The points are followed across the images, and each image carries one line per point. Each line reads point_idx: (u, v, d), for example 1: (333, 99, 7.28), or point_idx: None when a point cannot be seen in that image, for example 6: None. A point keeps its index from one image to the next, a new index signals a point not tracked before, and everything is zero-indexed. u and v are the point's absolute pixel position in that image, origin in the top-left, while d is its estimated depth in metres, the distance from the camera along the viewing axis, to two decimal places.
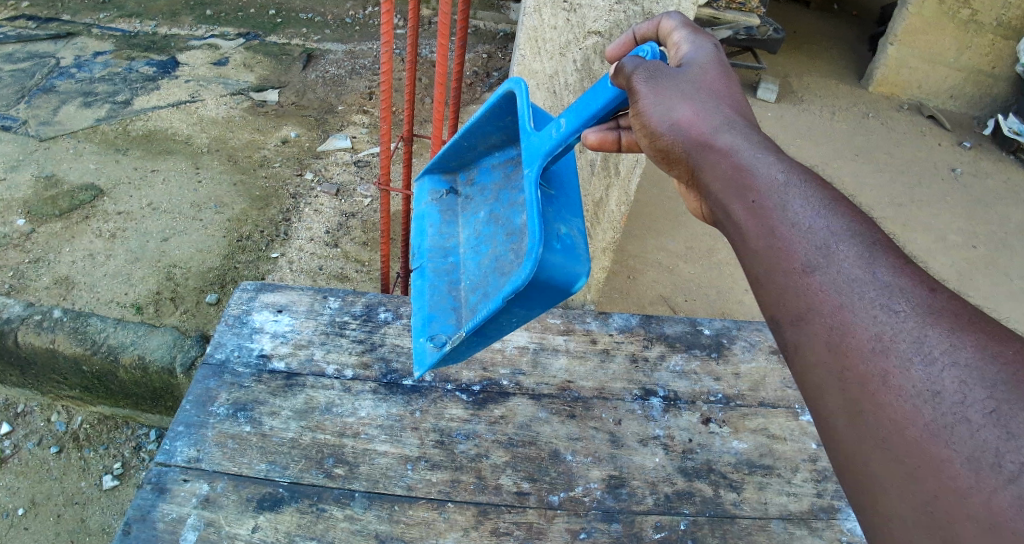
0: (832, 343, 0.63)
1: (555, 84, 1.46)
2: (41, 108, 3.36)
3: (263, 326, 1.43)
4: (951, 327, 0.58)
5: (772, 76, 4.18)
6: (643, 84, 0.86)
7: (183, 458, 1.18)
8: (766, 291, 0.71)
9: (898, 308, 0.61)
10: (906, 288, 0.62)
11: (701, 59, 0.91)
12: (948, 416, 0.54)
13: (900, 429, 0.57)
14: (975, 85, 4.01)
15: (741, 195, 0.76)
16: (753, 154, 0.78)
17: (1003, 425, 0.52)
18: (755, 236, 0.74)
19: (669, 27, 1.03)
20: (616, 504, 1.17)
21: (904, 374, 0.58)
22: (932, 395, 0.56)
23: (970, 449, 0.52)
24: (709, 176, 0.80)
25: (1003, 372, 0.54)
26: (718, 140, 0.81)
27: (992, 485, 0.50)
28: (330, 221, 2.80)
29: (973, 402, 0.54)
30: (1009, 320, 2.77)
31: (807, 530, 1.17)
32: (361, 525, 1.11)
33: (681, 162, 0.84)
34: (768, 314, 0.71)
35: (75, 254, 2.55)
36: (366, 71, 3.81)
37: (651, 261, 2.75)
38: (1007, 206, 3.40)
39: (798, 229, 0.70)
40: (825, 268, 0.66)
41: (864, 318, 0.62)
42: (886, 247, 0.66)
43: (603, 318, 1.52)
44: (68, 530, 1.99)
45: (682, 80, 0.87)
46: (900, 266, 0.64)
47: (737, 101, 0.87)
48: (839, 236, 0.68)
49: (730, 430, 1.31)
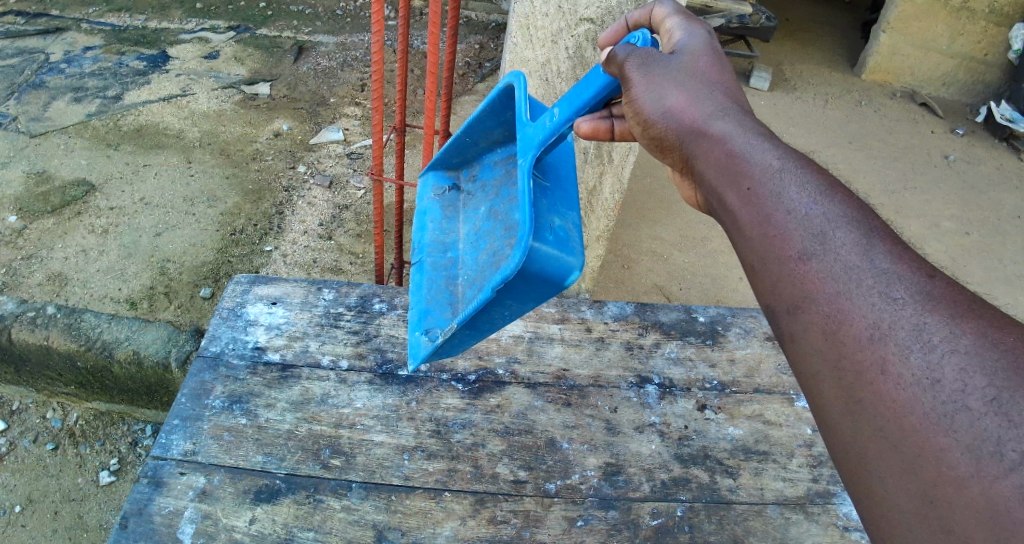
0: (828, 331, 0.62)
1: (547, 72, 1.45)
2: (31, 104, 3.34)
3: (257, 319, 1.42)
4: (951, 315, 0.56)
5: (765, 64, 4.18)
6: (636, 71, 0.87)
7: (179, 452, 1.17)
8: (761, 281, 0.71)
9: (897, 295, 0.59)
10: (904, 275, 0.61)
11: (694, 46, 0.91)
12: (948, 405, 0.53)
13: (897, 419, 0.56)
14: (968, 72, 4.01)
15: (734, 183, 0.75)
16: (747, 141, 0.77)
17: (1004, 413, 0.50)
18: (750, 225, 0.73)
19: (662, 14, 1.02)
20: (613, 492, 1.17)
21: (902, 362, 0.56)
22: (932, 383, 0.54)
23: (970, 438, 0.51)
24: (702, 163, 0.80)
25: (1003, 359, 0.53)
26: (711, 126, 0.80)
27: (992, 474, 0.49)
28: (324, 214, 2.80)
29: (974, 390, 0.52)
30: (1002, 306, 2.79)
31: (803, 514, 1.17)
32: (359, 515, 1.11)
33: (675, 149, 0.84)
34: (763, 303, 0.71)
35: (68, 250, 2.54)
36: (358, 63, 3.79)
37: (645, 249, 2.75)
38: (1000, 192, 3.41)
39: (794, 216, 0.69)
40: (822, 256, 0.65)
41: (862, 305, 0.61)
42: (883, 233, 0.65)
43: (598, 306, 1.52)
44: (66, 526, 1.99)
45: (673, 69, 0.87)
46: (898, 252, 0.63)
47: (729, 88, 0.86)
48: (835, 223, 0.67)
49: (726, 416, 1.32)
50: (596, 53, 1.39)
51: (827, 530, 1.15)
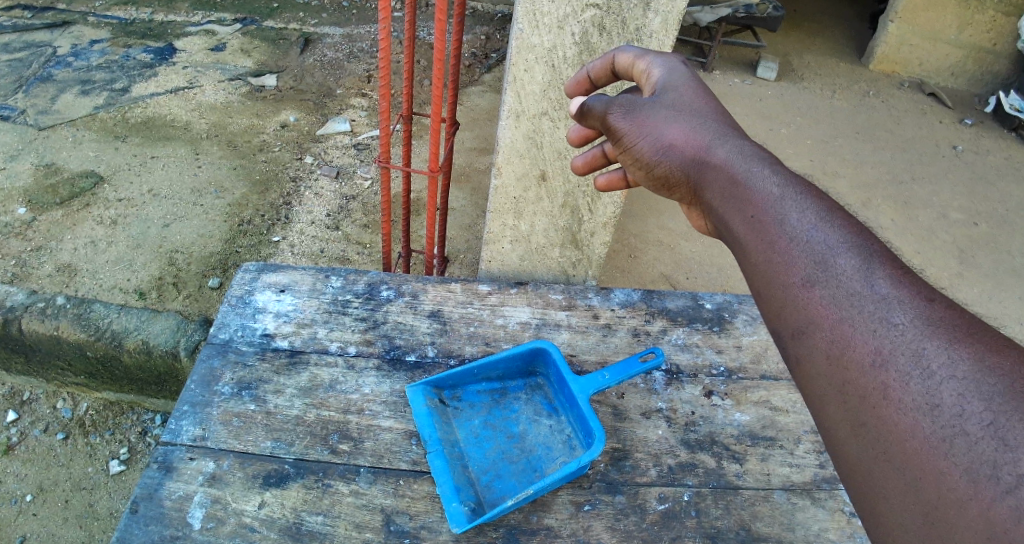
0: (833, 355, 0.72)
1: (553, 58, 1.44)
2: (39, 97, 3.35)
3: (266, 306, 1.43)
4: (948, 340, 0.65)
5: (772, 55, 4.16)
6: (623, 121, 0.99)
7: (189, 437, 1.18)
8: (769, 306, 0.80)
9: (896, 321, 0.68)
10: (903, 301, 0.69)
11: (674, 81, 1.01)
12: (947, 429, 0.61)
13: (901, 441, 0.64)
14: (976, 63, 3.98)
15: (741, 210, 0.86)
16: (748, 169, 0.88)
17: (999, 437, 0.58)
18: (756, 251, 0.83)
19: (627, 59, 1.09)
20: (620, 476, 1.18)
21: (904, 388, 0.65)
22: (932, 407, 0.63)
23: (968, 460, 0.59)
24: (710, 191, 0.91)
25: (1000, 384, 0.60)
26: (714, 155, 0.91)
27: (990, 496, 0.57)
28: (331, 204, 2.81)
29: (971, 414, 0.60)
30: (1010, 296, 2.76)
31: (810, 500, 1.17)
32: (367, 500, 1.12)
33: (683, 181, 0.96)
34: (771, 325, 0.80)
35: (77, 241, 2.55)
36: (365, 55, 3.79)
37: (652, 239, 2.75)
38: (1008, 182, 3.39)
39: (797, 242, 0.79)
40: (825, 283, 0.74)
41: (864, 333, 0.70)
42: (883, 257, 0.74)
43: (605, 293, 1.52)
44: (76, 515, 2.01)
45: (661, 107, 0.97)
46: (897, 277, 0.72)
47: (719, 115, 0.97)
48: (836, 250, 0.76)
49: (732, 403, 1.32)
50: (602, 38, 1.40)
51: (834, 515, 1.16)
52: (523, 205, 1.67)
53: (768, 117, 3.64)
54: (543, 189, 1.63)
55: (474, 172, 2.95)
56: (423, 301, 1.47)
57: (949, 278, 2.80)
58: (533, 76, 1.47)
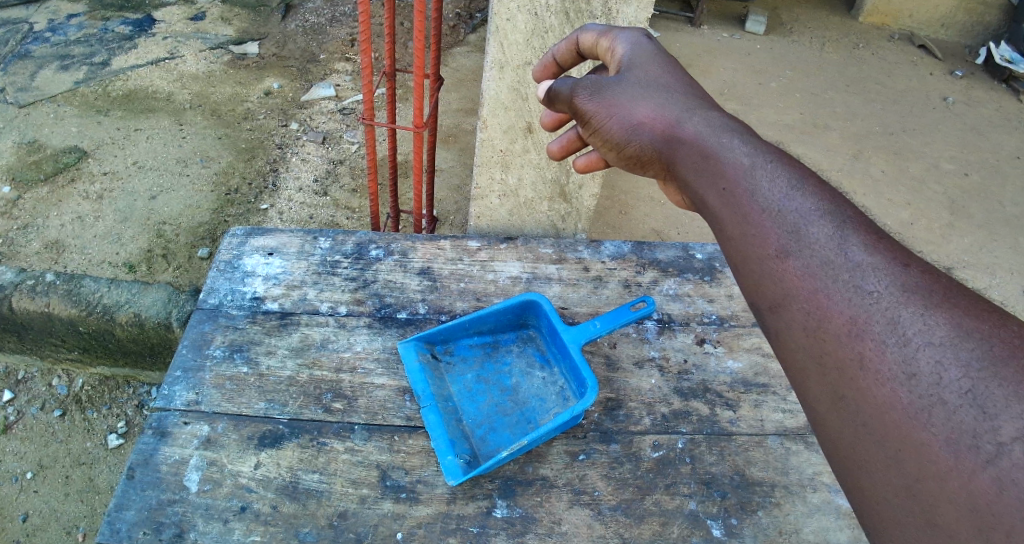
0: (809, 327, 0.71)
1: (537, 6, 1.41)
2: (18, 74, 3.28)
3: (254, 270, 1.42)
4: (924, 307, 0.64)
5: (761, 9, 4.10)
6: (590, 103, 0.96)
7: (182, 402, 1.18)
8: (745, 279, 0.79)
9: (871, 289, 0.68)
10: (877, 267, 0.69)
11: (639, 57, 0.99)
12: (926, 398, 0.60)
13: (880, 413, 0.63)
14: (966, 14, 3.94)
15: (712, 183, 0.85)
16: (718, 141, 0.87)
17: (978, 405, 0.57)
18: (730, 224, 0.82)
19: (591, 38, 1.06)
20: (614, 425, 1.18)
21: (880, 357, 0.64)
22: (909, 377, 0.62)
23: (948, 431, 0.58)
24: (682, 166, 0.90)
25: (978, 349, 0.59)
26: (683, 129, 0.90)
27: (971, 467, 0.56)
28: (319, 170, 2.78)
29: (950, 383, 0.59)
30: (1001, 246, 2.76)
31: (804, 444, 1.18)
32: (362, 456, 1.12)
33: (655, 158, 0.94)
34: (749, 299, 0.79)
35: (63, 217, 2.52)
36: (347, 18, 3.70)
37: (642, 196, 2.73)
38: (999, 133, 3.37)
39: (770, 214, 0.78)
40: (799, 254, 0.74)
41: (840, 302, 0.69)
42: (857, 224, 0.74)
43: (595, 246, 1.52)
44: (77, 490, 2.02)
45: (627, 85, 0.95)
46: (872, 243, 0.72)
47: (685, 87, 0.96)
48: (809, 218, 0.76)
49: (725, 350, 1.32)
50: None
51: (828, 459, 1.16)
52: (510, 158, 1.65)
53: (759, 72, 3.60)
54: (530, 141, 1.61)
55: (462, 133, 2.92)
56: (413, 259, 1.46)
57: (940, 230, 2.80)
58: (516, 24, 1.44)
